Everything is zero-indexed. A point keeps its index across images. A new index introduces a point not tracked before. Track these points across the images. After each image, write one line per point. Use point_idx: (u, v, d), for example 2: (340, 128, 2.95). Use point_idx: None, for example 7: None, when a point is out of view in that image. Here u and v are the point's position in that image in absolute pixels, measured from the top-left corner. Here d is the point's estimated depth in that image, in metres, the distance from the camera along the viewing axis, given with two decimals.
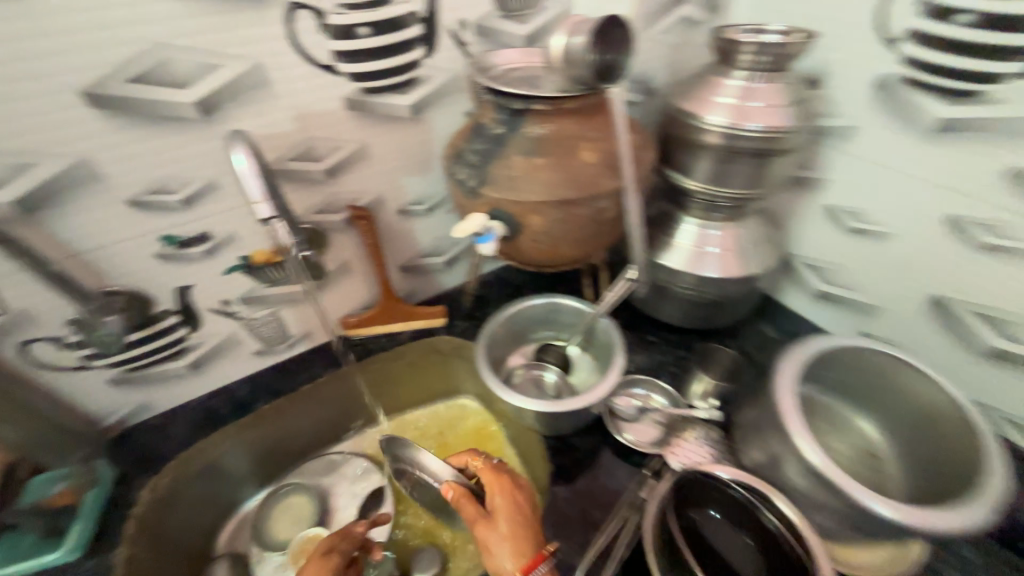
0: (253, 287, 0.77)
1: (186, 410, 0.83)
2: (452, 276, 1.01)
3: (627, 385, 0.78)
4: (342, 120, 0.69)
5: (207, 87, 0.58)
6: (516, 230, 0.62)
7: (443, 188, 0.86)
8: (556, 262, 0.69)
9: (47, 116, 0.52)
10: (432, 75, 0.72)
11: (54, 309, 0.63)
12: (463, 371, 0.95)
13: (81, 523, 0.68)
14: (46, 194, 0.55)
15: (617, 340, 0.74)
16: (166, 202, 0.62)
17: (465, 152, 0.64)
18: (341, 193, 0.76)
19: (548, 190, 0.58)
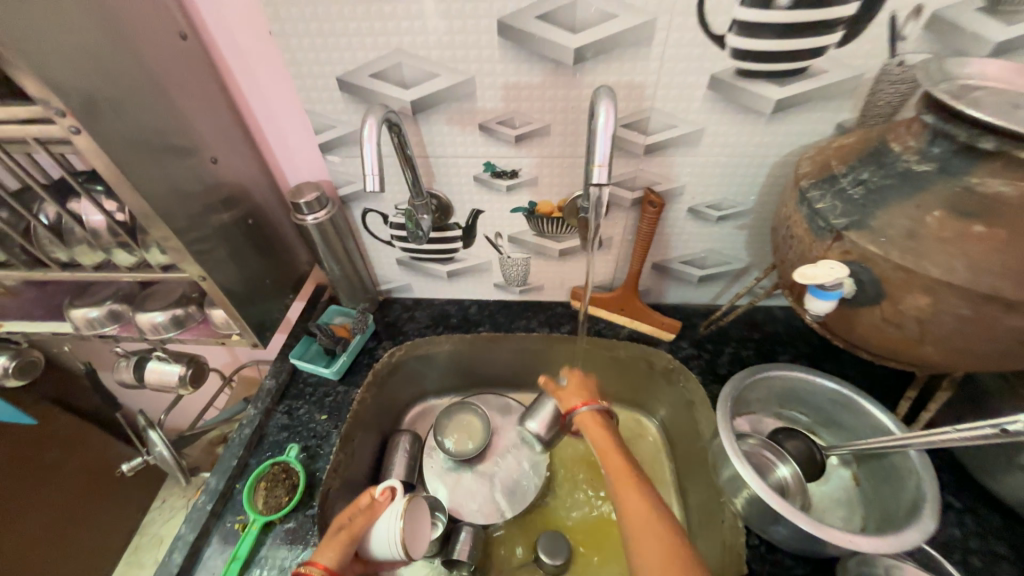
0: (525, 231, 0.81)
1: (429, 304, 0.97)
2: (699, 293, 0.90)
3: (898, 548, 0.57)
4: (694, 100, 0.61)
5: (592, 36, 0.57)
6: (874, 301, 0.46)
7: (752, 200, 0.73)
8: (888, 354, 0.51)
9: (464, 36, 0.58)
10: (828, 70, 0.57)
11: (393, 194, 0.77)
12: (666, 396, 0.85)
13: (345, 356, 0.84)
14: (434, 102, 0.64)
15: (928, 492, 0.52)
16: (506, 134, 0.67)
17: (843, 177, 0.49)
18: (647, 172, 0.70)
19: (974, 273, 0.40)
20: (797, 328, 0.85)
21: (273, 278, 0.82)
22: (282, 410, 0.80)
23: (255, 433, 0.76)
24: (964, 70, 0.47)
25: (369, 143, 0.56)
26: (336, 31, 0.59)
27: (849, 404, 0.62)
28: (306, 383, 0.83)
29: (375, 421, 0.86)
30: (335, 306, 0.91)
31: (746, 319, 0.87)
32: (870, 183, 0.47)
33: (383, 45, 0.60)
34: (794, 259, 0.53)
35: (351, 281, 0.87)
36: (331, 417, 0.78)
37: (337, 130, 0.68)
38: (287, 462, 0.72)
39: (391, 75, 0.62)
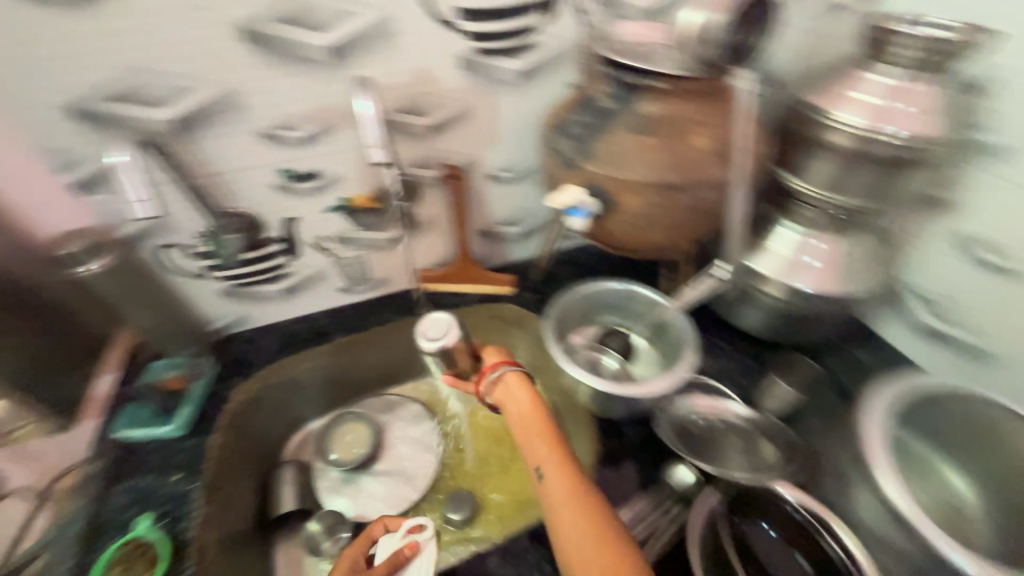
0: (347, 228, 0.83)
1: (275, 329, 0.92)
2: (526, 248, 1.02)
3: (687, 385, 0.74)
4: (453, 80, 0.71)
5: (340, 34, 0.61)
6: (609, 209, 0.61)
7: (534, 158, 0.86)
8: (639, 248, 0.67)
9: (206, 46, 0.58)
10: (546, 42, 0.71)
11: (188, 222, 0.72)
12: (521, 342, 0.97)
13: (186, 408, 0.77)
14: (198, 117, 0.62)
15: (692, 337, 0.71)
16: (291, 137, 0.68)
17: (570, 123, 0.63)
18: (439, 150, 0.78)
19: (653, 171, 0.56)
20: (605, 255, 1.03)
21: (61, 349, 0.71)
22: (122, 488, 0.70)
23: (90, 524, 0.66)
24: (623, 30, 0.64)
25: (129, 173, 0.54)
26: (49, 56, 0.54)
27: (636, 295, 0.79)
28: (143, 451, 0.74)
29: (246, 465, 0.80)
30: (160, 360, 0.80)
31: (568, 258, 1.03)
32: (585, 123, 0.61)
33: (116, 65, 0.56)
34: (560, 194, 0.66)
35: (169, 326, 0.80)
36: (186, 474, 0.72)
37: (90, 165, 0.62)
38: (142, 536, 0.64)
39: (137, 96, 0.59)
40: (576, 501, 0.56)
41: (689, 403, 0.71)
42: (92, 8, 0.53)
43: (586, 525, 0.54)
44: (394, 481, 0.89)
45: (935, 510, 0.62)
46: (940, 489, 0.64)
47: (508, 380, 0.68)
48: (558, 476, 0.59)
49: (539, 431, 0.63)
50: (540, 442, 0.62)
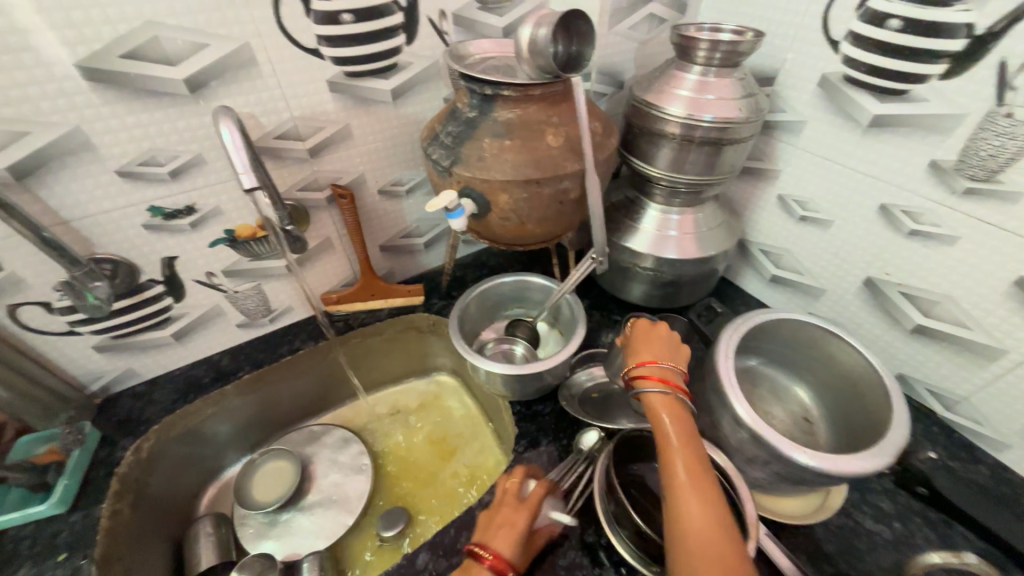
0: (237, 260, 0.81)
1: (171, 378, 0.86)
2: (431, 257, 1.06)
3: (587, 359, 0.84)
4: (326, 103, 0.73)
5: (195, 65, 0.61)
6: (486, 208, 0.66)
7: (423, 170, 0.90)
8: (522, 241, 0.74)
9: (36, 87, 0.54)
10: (412, 62, 0.76)
11: (45, 276, 0.66)
12: (439, 346, 1.02)
13: (66, 480, 0.69)
14: (40, 161, 0.58)
15: (581, 315, 0.78)
16: (156, 173, 0.66)
17: (441, 134, 0.69)
18: (323, 172, 0.79)
19: (515, 169, 0.62)
20: (507, 253, 1.10)
21: None
22: None
23: None
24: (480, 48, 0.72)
25: None
26: None
27: (534, 286, 0.87)
28: (20, 537, 0.66)
29: (152, 526, 0.75)
30: (25, 436, 0.71)
31: (474, 261, 1.08)
32: (453, 133, 0.67)
33: None
34: None
35: (32, 396, 0.71)
36: (72, 552, 0.65)
37: None
38: None
39: None
40: (700, 463, 0.53)
41: None
42: None
43: (689, 452, 0.54)
44: (326, 510, 0.87)
45: (787, 425, 0.75)
46: (793, 406, 0.78)
47: (653, 343, 0.65)
48: (672, 415, 0.57)
49: (673, 408, 0.58)
50: (673, 430, 0.56)
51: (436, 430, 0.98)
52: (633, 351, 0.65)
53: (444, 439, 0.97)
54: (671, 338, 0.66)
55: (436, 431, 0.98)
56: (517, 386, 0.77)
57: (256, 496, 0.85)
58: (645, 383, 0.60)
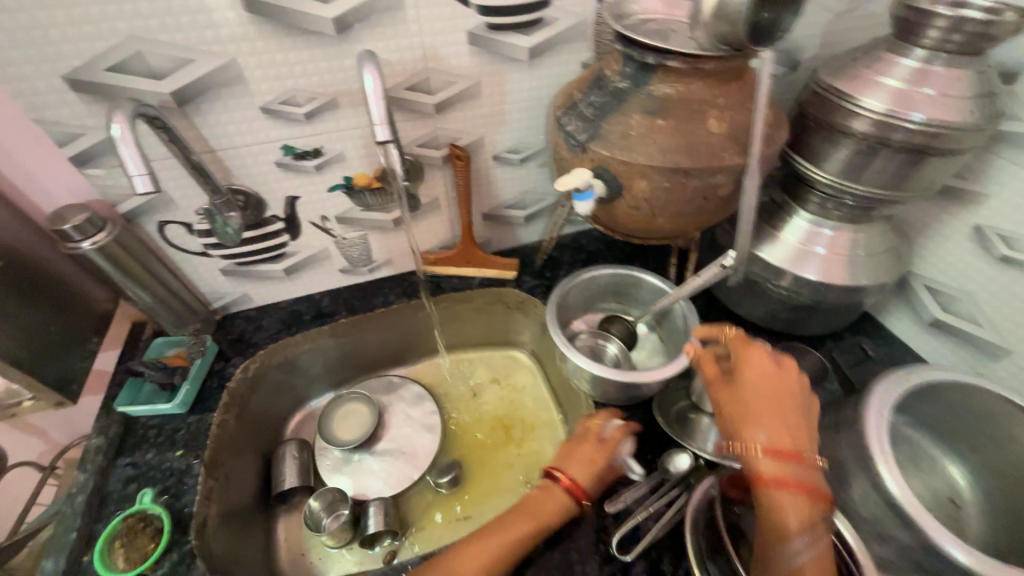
0: (350, 208, 0.82)
1: (277, 308, 0.92)
2: (529, 232, 1.01)
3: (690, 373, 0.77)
4: (461, 56, 0.68)
5: (345, 4, 0.59)
6: (617, 194, 0.59)
7: (541, 139, 0.84)
8: (647, 234, 0.66)
9: (204, 15, 0.56)
10: (557, 18, 0.69)
11: (189, 199, 0.71)
12: (523, 326, 0.98)
13: (188, 385, 0.77)
14: (198, 89, 0.60)
15: (694, 326, 0.70)
16: (293, 113, 0.66)
17: (580, 103, 0.61)
18: (444, 129, 0.76)
19: (663, 154, 0.54)
20: (609, 240, 1.02)
21: (62, 321, 0.70)
22: (123, 461, 0.70)
23: (93, 496, 0.66)
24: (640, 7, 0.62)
25: (126, 145, 0.51)
26: (39, 21, 0.51)
27: (643, 284, 0.79)
28: (147, 426, 0.74)
29: (248, 439, 0.82)
30: (161, 338, 0.81)
31: (572, 243, 1.02)
32: (596, 104, 0.59)
33: (111, 33, 0.54)
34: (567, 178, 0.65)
35: (169, 305, 0.78)
36: (187, 450, 0.72)
37: (89, 136, 0.60)
38: (143, 510, 0.64)
39: (134, 66, 0.57)
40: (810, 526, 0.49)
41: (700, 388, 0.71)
42: None
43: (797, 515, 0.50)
44: (394, 459, 0.90)
45: (929, 503, 0.63)
46: (940, 483, 0.64)
47: (760, 383, 0.57)
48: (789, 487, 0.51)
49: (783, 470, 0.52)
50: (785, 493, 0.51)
51: (505, 408, 0.96)
52: (737, 401, 0.57)
53: (512, 419, 0.95)
54: (771, 381, 0.57)
55: (507, 408, 0.96)
56: (606, 387, 0.72)
57: (336, 431, 0.90)
58: (758, 451, 0.53)
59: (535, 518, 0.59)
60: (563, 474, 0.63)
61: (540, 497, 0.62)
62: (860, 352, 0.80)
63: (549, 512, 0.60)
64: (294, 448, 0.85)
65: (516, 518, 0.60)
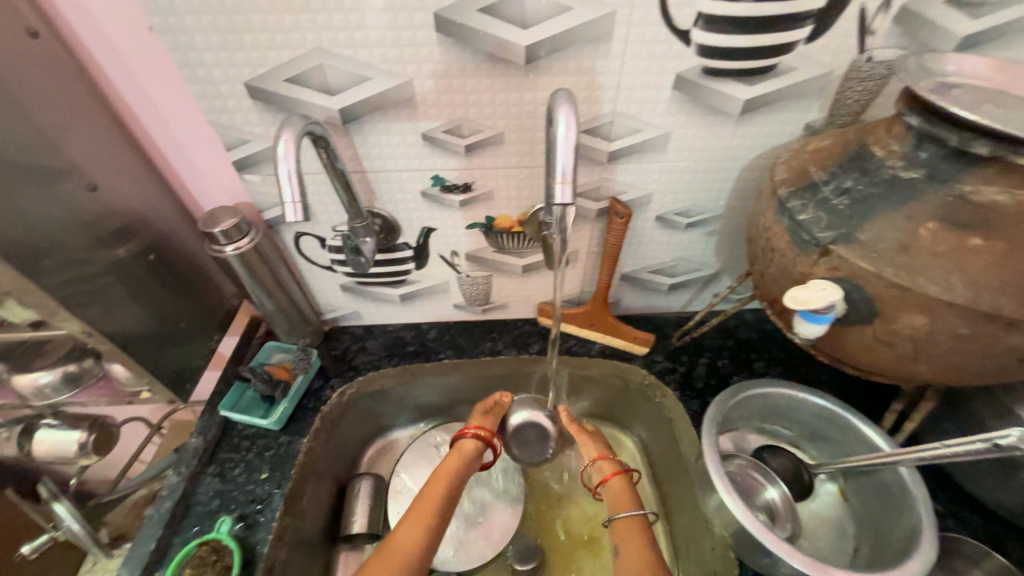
0: (483, 247, 0.73)
1: (383, 331, 0.87)
2: (670, 302, 0.85)
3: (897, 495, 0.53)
4: (658, 101, 0.56)
5: (544, 31, 0.50)
6: (865, 322, 0.42)
7: (722, 204, 0.68)
8: (882, 372, 0.47)
9: (392, 33, 0.50)
10: (796, 67, 0.53)
11: (329, 215, 0.67)
12: (642, 412, 0.79)
13: (285, 403, 0.73)
14: (366, 109, 0.55)
15: (924, 509, 0.49)
16: (454, 144, 0.59)
17: (825, 186, 0.45)
18: (612, 180, 0.64)
19: (973, 290, 0.37)
20: (769, 332, 0.82)
21: (194, 314, 0.71)
22: (212, 472, 0.68)
23: (178, 504, 0.64)
24: (943, 66, 0.44)
25: (286, 162, 0.46)
26: (236, 26, 0.49)
27: (837, 422, 0.59)
28: (241, 435, 0.72)
29: (330, 470, 0.74)
30: (271, 342, 0.79)
31: (722, 326, 0.83)
32: (854, 192, 0.43)
33: (300, 44, 0.50)
34: (776, 275, 0.49)
35: (288, 313, 0.76)
36: (272, 475, 0.68)
37: (254, 144, 0.58)
38: (217, 540, 0.60)
39: (312, 79, 0.53)
40: None
41: None
42: None
43: None
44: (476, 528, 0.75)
45: None
46: None
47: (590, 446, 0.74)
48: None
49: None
50: None
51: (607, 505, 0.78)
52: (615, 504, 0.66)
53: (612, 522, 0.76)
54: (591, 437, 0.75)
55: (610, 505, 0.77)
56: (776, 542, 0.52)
57: (413, 477, 0.80)
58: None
59: (443, 493, 0.62)
60: (466, 427, 0.71)
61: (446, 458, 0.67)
62: None
63: (453, 473, 0.65)
64: (370, 483, 0.75)
65: (433, 492, 0.62)
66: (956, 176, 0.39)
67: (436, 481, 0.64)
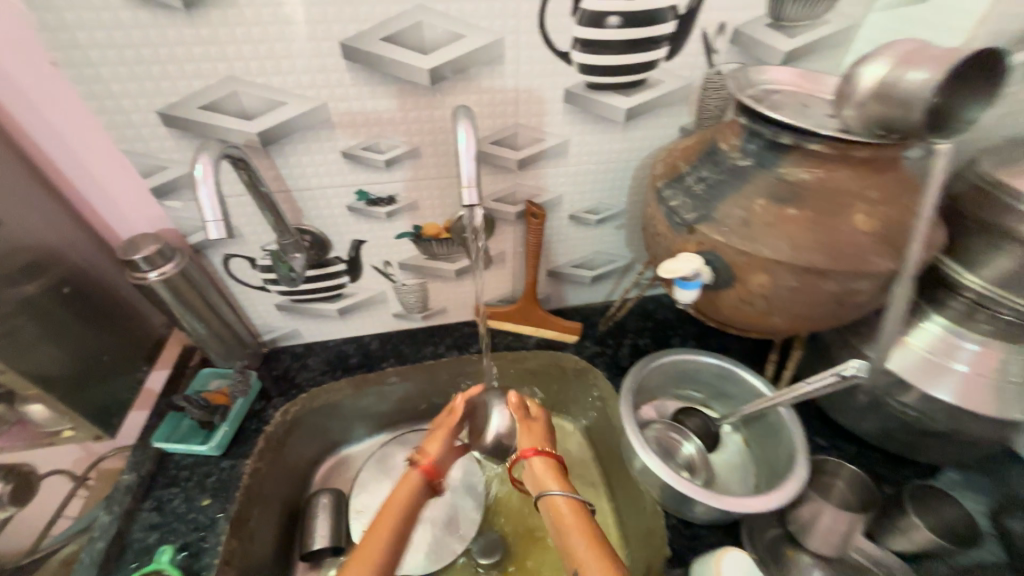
0: (414, 255, 0.78)
1: (324, 348, 0.88)
2: (595, 293, 0.93)
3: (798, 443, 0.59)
4: (553, 113, 0.64)
5: (444, 56, 0.56)
6: (727, 285, 0.51)
7: (625, 200, 0.77)
8: (752, 328, 0.57)
9: (302, 60, 0.54)
10: (663, 80, 0.63)
11: (257, 235, 0.69)
12: (580, 397, 0.85)
13: (226, 427, 0.72)
14: (284, 131, 0.58)
15: (799, 443, 0.60)
16: (373, 160, 0.63)
17: (688, 176, 0.54)
18: (525, 185, 0.71)
19: (794, 250, 0.46)
20: (682, 311, 0.92)
21: (118, 347, 0.69)
22: (148, 507, 0.67)
23: (112, 544, 0.62)
24: (766, 76, 0.55)
25: (205, 186, 0.48)
26: (145, 59, 0.51)
27: (734, 379, 0.69)
28: (179, 465, 0.71)
29: (276, 493, 0.73)
30: (207, 368, 0.78)
31: (642, 311, 0.92)
32: (708, 180, 0.52)
33: (212, 73, 0.53)
34: (662, 256, 0.58)
35: (222, 336, 0.76)
36: (215, 500, 0.67)
37: (171, 171, 0.59)
38: (157, 571, 0.59)
39: (227, 105, 0.55)
40: None
41: (794, 525, 0.61)
42: (196, 17, 0.49)
43: None
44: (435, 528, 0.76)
45: None
46: None
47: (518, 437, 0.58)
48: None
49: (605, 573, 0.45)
50: None
51: None
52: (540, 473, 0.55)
53: None
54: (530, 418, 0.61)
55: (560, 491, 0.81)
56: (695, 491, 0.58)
57: (374, 493, 0.79)
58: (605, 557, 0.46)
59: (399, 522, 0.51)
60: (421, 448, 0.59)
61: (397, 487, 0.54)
62: (1003, 495, 0.65)
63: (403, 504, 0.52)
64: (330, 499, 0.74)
65: (391, 512, 0.51)
66: (777, 161, 0.49)
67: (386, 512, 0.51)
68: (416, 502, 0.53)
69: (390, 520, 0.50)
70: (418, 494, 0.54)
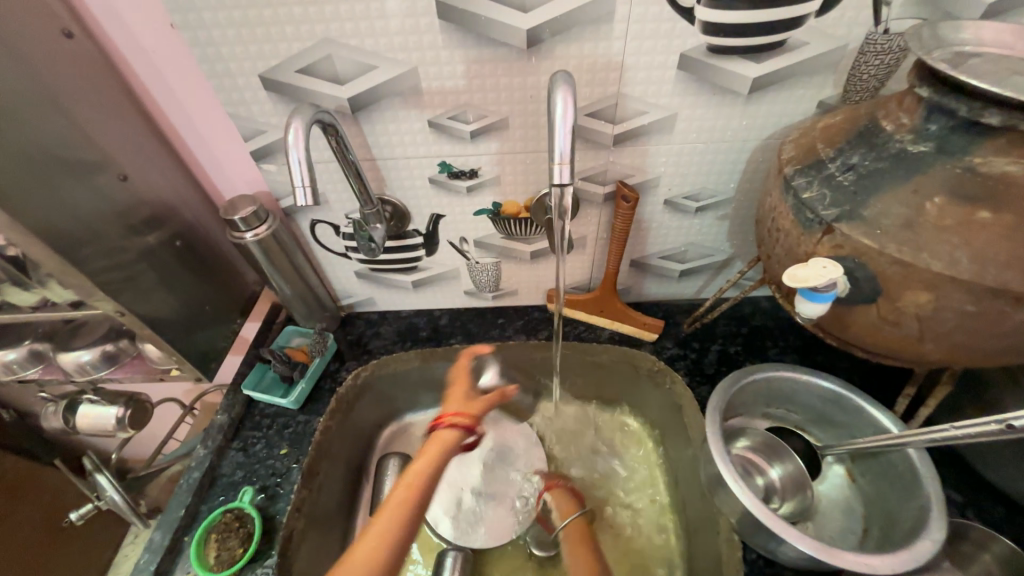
0: (492, 233, 0.74)
1: (397, 317, 0.89)
2: (681, 289, 0.84)
3: (922, 525, 0.48)
4: (662, 83, 0.55)
5: (545, 15, 0.50)
6: (870, 299, 0.41)
7: (733, 187, 0.67)
8: (891, 354, 0.46)
9: (398, 21, 0.51)
10: (806, 42, 0.52)
11: (343, 203, 0.70)
12: (653, 400, 0.78)
13: (304, 383, 0.76)
14: (375, 98, 0.57)
15: (931, 494, 0.49)
16: (459, 130, 0.60)
17: (832, 163, 0.44)
18: (618, 165, 0.64)
19: (978, 266, 0.36)
20: (784, 318, 0.80)
21: (219, 298, 0.75)
22: (236, 446, 0.72)
23: (205, 475, 0.69)
24: (960, 35, 0.42)
25: (295, 149, 0.48)
26: (250, 20, 0.51)
27: (849, 407, 0.58)
28: (264, 413, 0.76)
29: (344, 450, 0.76)
30: (291, 326, 0.83)
31: (736, 314, 0.82)
32: (861, 168, 0.42)
33: (310, 34, 0.52)
34: (781, 256, 0.49)
35: (307, 298, 0.79)
36: (291, 451, 0.72)
37: (269, 135, 0.60)
38: (240, 508, 0.65)
39: (322, 69, 0.55)
40: None
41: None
42: None
43: None
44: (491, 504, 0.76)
45: None
46: None
47: None
48: None
49: None
50: None
51: (615, 485, 0.78)
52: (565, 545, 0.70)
53: (623, 501, 0.76)
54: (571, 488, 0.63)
55: (620, 490, 0.77)
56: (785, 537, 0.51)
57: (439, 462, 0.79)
58: None
59: (413, 505, 0.55)
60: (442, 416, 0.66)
61: (420, 458, 0.60)
62: None
63: (438, 456, 0.61)
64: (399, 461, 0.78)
65: (416, 491, 0.56)
66: (968, 149, 0.38)
67: (407, 486, 0.57)
68: (447, 457, 0.61)
69: (424, 464, 0.59)
70: (449, 449, 0.62)
